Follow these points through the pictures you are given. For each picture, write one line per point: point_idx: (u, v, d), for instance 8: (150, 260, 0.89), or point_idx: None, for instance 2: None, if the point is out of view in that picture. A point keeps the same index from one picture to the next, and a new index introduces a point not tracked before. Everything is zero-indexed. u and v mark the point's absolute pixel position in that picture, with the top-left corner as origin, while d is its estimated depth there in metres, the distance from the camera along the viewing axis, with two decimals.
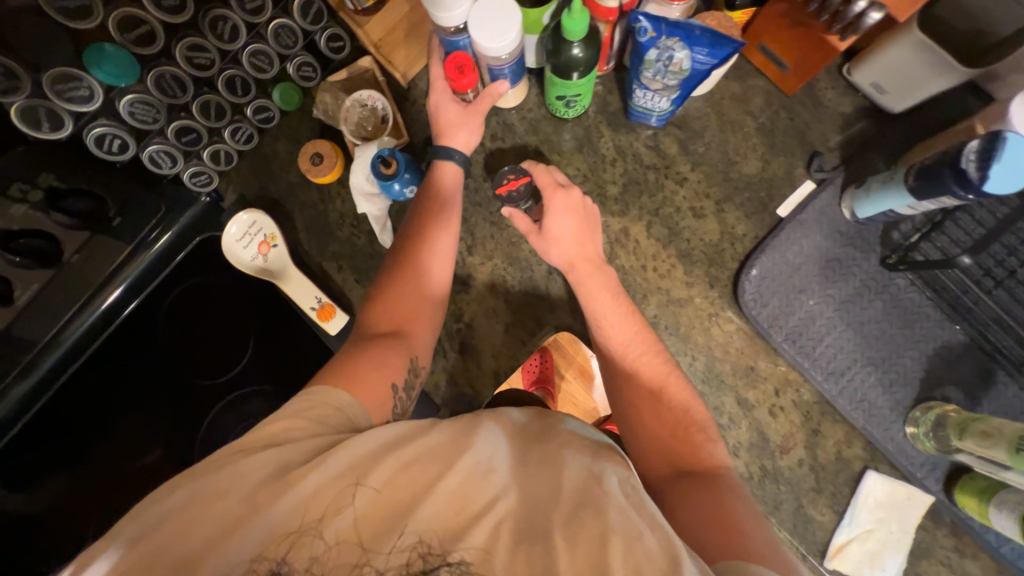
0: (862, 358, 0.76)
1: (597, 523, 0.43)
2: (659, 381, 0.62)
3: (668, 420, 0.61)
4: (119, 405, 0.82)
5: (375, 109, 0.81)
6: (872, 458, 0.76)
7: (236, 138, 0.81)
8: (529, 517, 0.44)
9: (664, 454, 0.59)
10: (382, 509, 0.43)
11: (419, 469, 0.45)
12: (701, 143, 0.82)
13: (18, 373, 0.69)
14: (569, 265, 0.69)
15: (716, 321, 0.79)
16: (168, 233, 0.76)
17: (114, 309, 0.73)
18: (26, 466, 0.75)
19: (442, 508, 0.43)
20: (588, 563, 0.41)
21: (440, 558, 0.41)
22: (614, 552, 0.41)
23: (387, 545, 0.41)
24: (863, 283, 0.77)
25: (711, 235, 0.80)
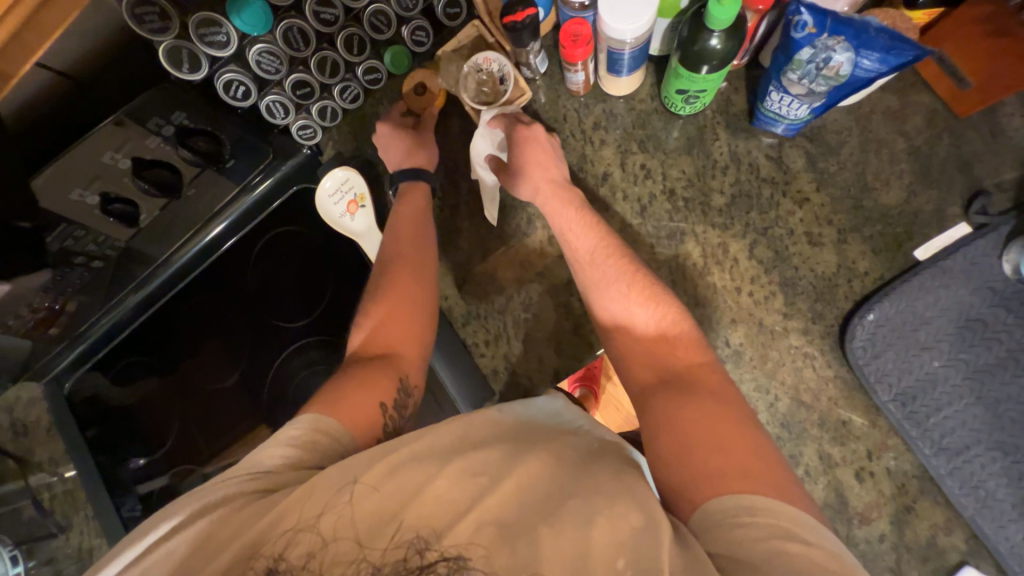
0: (988, 439, 0.65)
1: (581, 512, 0.45)
2: (659, 323, 0.61)
3: (659, 367, 0.59)
4: (201, 328, 0.89)
5: (493, 71, 0.79)
6: (974, 553, 0.66)
7: (344, 96, 0.81)
8: (517, 510, 0.46)
9: (646, 364, 0.59)
10: (379, 498, 0.48)
11: (411, 472, 0.49)
12: (834, 161, 0.71)
13: (135, 285, 0.80)
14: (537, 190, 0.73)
15: (811, 363, 0.71)
16: (268, 179, 0.82)
17: (218, 240, 0.82)
18: (127, 369, 0.86)
19: (429, 506, 0.47)
20: (572, 543, 0.44)
21: (437, 554, 0.44)
22: (597, 531, 0.44)
23: (386, 539, 0.45)
24: (1008, 353, 0.65)
25: (825, 267, 0.71)
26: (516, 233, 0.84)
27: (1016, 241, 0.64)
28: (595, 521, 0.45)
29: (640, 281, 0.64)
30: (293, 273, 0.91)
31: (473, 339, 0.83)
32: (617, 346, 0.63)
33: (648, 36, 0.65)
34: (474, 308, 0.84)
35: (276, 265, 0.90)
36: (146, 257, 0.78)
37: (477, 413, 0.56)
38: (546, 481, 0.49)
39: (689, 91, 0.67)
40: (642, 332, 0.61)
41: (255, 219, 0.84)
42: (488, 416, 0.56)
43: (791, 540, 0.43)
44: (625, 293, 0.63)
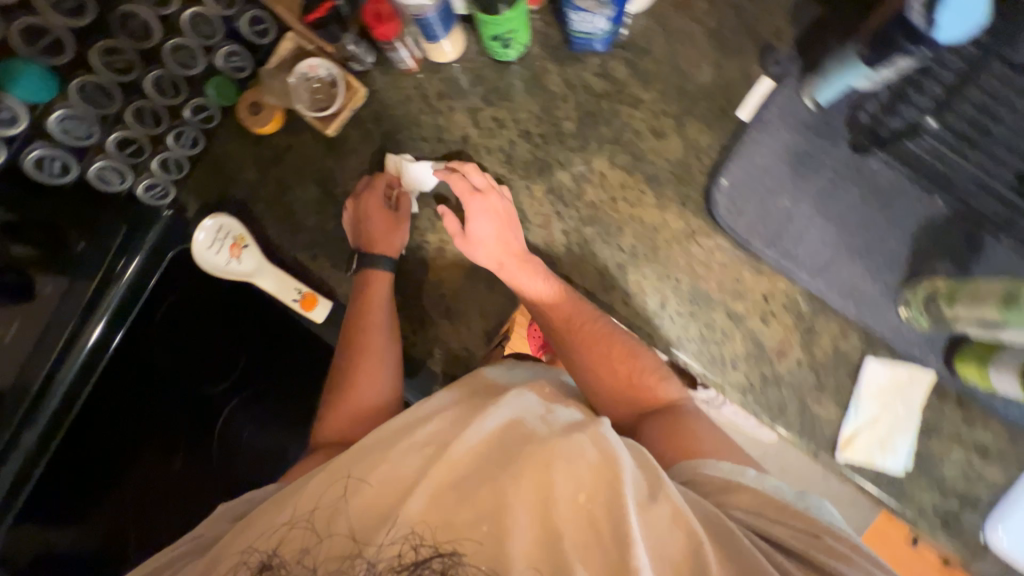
0: (845, 249, 0.74)
1: (538, 463, 0.56)
2: (626, 358, 0.73)
3: (633, 403, 0.72)
4: (129, 434, 0.84)
5: (321, 78, 0.82)
6: (871, 346, 0.75)
7: (182, 143, 0.79)
8: (483, 467, 0.57)
9: (622, 407, 0.73)
10: (370, 499, 0.56)
11: (387, 462, 0.59)
12: (650, 60, 0.79)
13: (25, 420, 0.73)
14: (497, 263, 0.76)
15: (694, 239, 0.78)
16: (135, 258, 0.78)
17: (103, 339, 0.76)
18: (59, 507, 0.77)
19: (405, 484, 0.57)
20: (535, 485, 0.54)
21: (428, 545, 0.52)
22: (553, 474, 0.55)
23: (382, 537, 0.52)
24: (836, 173, 0.74)
25: (675, 153, 0.78)
26: None
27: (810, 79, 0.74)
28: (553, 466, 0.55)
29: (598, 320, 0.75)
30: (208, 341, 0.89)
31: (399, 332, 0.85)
32: (587, 383, 0.74)
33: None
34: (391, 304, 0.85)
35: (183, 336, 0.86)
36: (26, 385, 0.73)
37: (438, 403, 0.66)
38: (508, 440, 0.59)
39: (499, 35, 0.73)
40: (614, 371, 0.73)
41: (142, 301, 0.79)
42: (458, 396, 0.67)
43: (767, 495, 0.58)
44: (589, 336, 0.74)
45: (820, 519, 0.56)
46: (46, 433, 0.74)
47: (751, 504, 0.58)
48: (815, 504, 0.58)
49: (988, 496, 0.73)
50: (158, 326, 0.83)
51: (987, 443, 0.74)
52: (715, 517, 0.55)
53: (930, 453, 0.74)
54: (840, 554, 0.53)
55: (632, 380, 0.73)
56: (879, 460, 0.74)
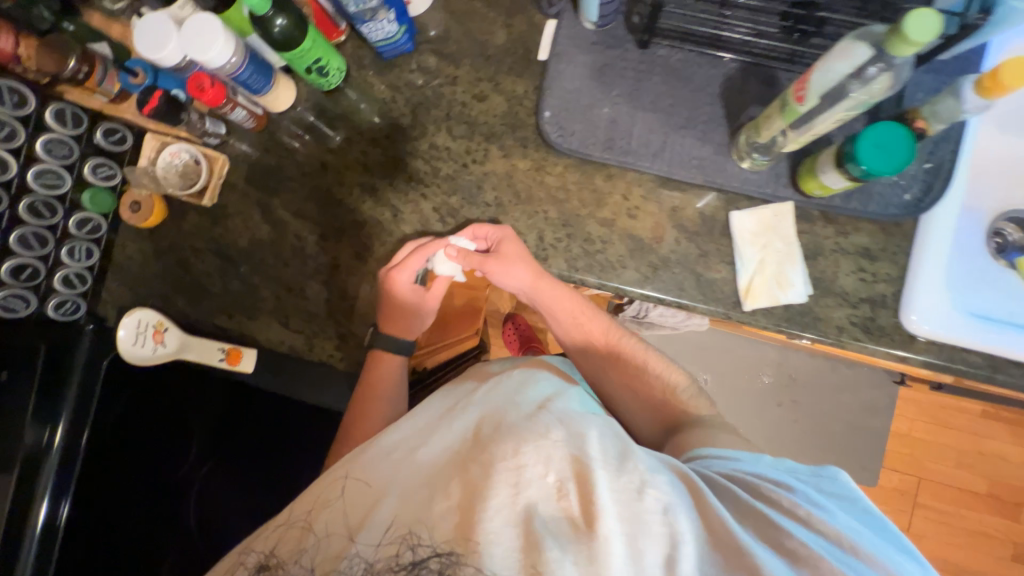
0: (670, 128, 0.82)
1: (512, 440, 0.52)
2: (645, 373, 0.81)
3: (651, 411, 0.79)
4: (127, 528, 0.92)
5: (183, 160, 0.91)
6: (729, 201, 0.81)
7: (77, 257, 0.87)
8: (462, 458, 0.53)
9: (647, 415, 0.80)
10: (362, 498, 0.53)
11: (372, 468, 0.56)
12: (452, 42, 0.90)
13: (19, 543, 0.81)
14: (530, 285, 0.82)
15: (545, 171, 0.85)
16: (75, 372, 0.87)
17: (64, 450, 0.85)
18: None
19: (392, 484, 0.54)
20: (514, 464, 0.50)
21: (428, 546, 0.47)
22: (527, 453, 0.51)
23: (377, 537, 0.49)
24: (635, 70, 0.83)
25: (501, 107, 0.87)
26: (297, 252, 0.92)
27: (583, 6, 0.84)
28: (525, 450, 0.51)
29: (620, 335, 0.85)
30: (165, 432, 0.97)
31: (326, 353, 0.90)
32: (614, 389, 0.83)
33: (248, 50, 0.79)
34: (310, 331, 0.90)
35: (140, 436, 0.94)
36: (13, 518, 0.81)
37: (419, 412, 0.65)
38: (482, 430, 0.56)
39: (311, 64, 0.81)
40: (635, 380, 0.81)
41: (91, 410, 0.88)
42: (423, 414, 0.64)
43: (756, 477, 0.58)
44: (610, 341, 0.85)
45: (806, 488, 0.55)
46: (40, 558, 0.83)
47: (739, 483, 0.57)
48: (809, 478, 0.57)
49: (891, 291, 0.77)
50: (110, 426, 0.90)
51: (867, 244, 0.78)
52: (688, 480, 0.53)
53: (823, 273, 0.78)
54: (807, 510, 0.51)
55: (665, 397, 0.79)
56: (781, 298, 0.77)
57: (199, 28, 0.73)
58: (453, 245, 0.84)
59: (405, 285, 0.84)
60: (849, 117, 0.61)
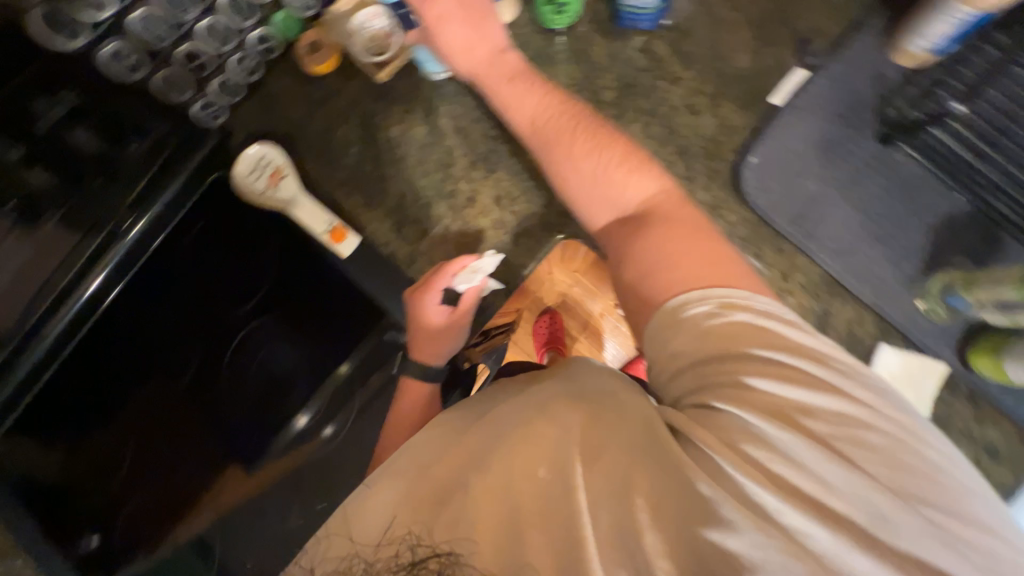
0: (866, 235, 0.77)
1: (518, 445, 0.48)
2: (631, 164, 0.67)
3: (619, 207, 0.66)
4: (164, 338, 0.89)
5: (378, 27, 0.84)
6: (884, 333, 0.76)
7: (242, 69, 0.87)
8: (466, 456, 0.50)
9: (603, 208, 0.67)
10: (377, 501, 0.51)
11: (389, 477, 0.53)
12: (692, 42, 0.83)
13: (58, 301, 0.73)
14: (473, 73, 0.78)
15: (719, 213, 0.80)
16: (178, 178, 0.79)
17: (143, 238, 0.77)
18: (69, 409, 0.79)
19: (400, 490, 0.51)
20: (511, 474, 0.46)
21: (429, 548, 0.46)
22: (526, 455, 0.47)
23: (376, 539, 0.48)
24: (862, 160, 0.78)
25: (708, 129, 0.82)
26: (439, 166, 0.89)
27: (853, 76, 0.79)
28: (525, 446, 0.47)
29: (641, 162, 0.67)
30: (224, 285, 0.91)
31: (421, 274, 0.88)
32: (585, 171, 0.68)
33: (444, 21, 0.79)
34: (417, 247, 0.88)
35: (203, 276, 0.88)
36: (74, 282, 0.73)
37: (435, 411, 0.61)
38: (492, 421, 0.52)
39: None
40: (612, 185, 0.66)
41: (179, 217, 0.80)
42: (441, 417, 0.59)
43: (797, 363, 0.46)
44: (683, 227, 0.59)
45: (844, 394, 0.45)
46: (37, 365, 0.72)
47: (773, 381, 0.45)
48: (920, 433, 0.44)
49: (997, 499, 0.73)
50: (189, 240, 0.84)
51: (996, 443, 0.73)
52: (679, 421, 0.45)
53: None
54: (852, 438, 0.42)
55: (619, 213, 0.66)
56: None
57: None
58: (464, 268, 0.79)
59: (434, 307, 0.78)
60: None
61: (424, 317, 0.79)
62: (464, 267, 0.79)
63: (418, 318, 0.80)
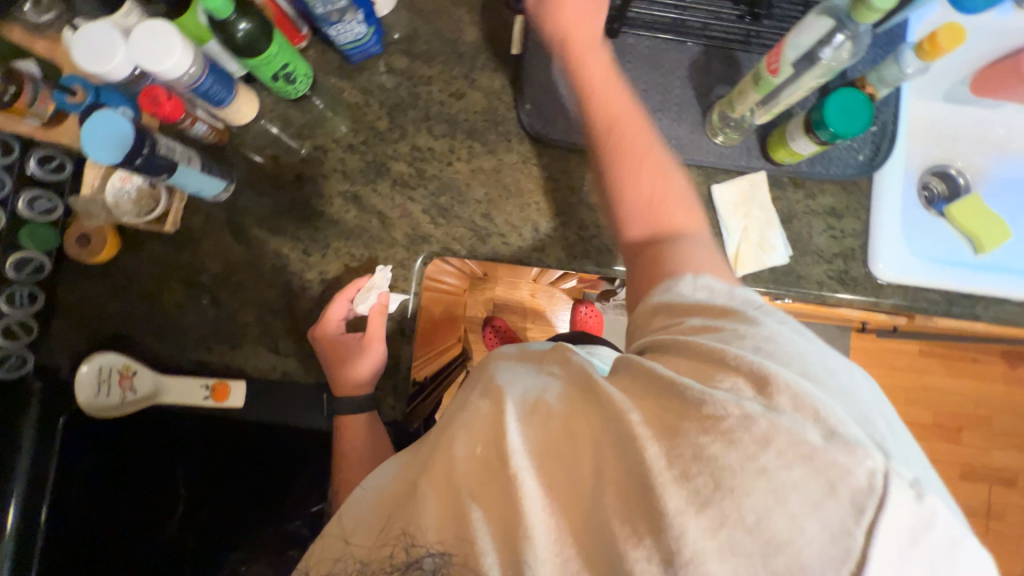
0: (649, 111, 0.85)
1: (468, 426, 0.47)
2: (623, 124, 0.67)
3: (643, 143, 0.67)
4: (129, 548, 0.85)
5: (137, 185, 0.82)
6: (710, 175, 0.85)
7: (20, 304, 0.79)
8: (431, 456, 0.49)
9: (636, 130, 0.67)
10: (375, 517, 0.50)
11: (381, 492, 0.53)
12: (421, 43, 0.88)
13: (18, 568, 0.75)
14: None
15: (532, 163, 0.86)
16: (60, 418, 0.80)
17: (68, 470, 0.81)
18: None
19: (387, 496, 0.51)
20: (480, 454, 0.44)
21: (423, 548, 0.43)
22: (479, 429, 0.46)
23: (372, 539, 0.48)
24: (607, 57, 0.86)
25: (480, 103, 0.87)
26: (277, 271, 0.86)
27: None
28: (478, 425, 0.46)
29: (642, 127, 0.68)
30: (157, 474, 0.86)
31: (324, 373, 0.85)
32: (621, 107, 0.68)
33: (192, 154, 0.77)
34: (303, 354, 0.84)
35: (131, 479, 0.85)
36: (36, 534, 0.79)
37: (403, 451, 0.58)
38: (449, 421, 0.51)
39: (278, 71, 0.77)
40: (624, 124, 0.67)
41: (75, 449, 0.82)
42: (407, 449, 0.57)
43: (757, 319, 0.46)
44: (634, 147, 0.66)
45: (810, 353, 0.43)
46: None
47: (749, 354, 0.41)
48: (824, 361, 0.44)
49: (860, 244, 0.84)
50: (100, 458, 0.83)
51: (833, 204, 0.85)
52: (633, 360, 0.46)
53: (799, 234, 0.85)
54: (771, 353, 0.42)
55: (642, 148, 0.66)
56: (766, 261, 0.82)
57: (152, 37, 0.67)
58: (362, 287, 0.82)
59: (342, 337, 0.80)
60: (818, 84, 0.68)
61: (339, 350, 0.79)
62: (360, 288, 0.81)
63: (331, 351, 0.79)
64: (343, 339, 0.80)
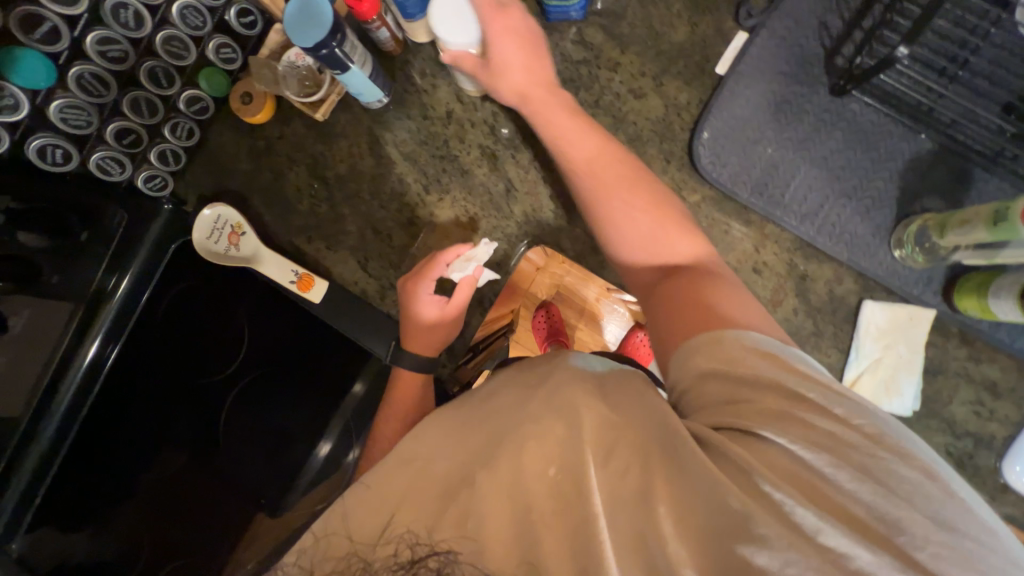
0: (833, 191, 0.74)
1: (518, 428, 0.38)
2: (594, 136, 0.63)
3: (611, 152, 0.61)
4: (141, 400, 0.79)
5: (310, 66, 0.82)
6: (866, 288, 0.75)
7: (177, 135, 0.84)
8: (467, 446, 0.40)
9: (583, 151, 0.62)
10: (381, 495, 0.38)
11: (398, 464, 0.41)
12: (625, 24, 0.81)
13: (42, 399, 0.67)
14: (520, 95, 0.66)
15: (681, 195, 0.79)
16: (129, 271, 0.73)
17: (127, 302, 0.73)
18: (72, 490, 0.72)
19: (411, 476, 0.39)
20: (538, 467, 0.36)
21: (430, 547, 0.34)
22: (532, 441, 0.37)
23: (373, 535, 0.36)
24: (817, 116, 0.75)
25: (656, 111, 0.80)
26: (394, 196, 0.87)
27: (796, 31, 0.76)
28: (532, 434, 0.37)
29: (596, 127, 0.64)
30: (201, 334, 0.86)
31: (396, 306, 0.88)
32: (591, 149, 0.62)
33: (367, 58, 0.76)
34: (386, 280, 0.88)
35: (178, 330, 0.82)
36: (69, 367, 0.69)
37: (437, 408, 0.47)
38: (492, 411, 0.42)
39: None
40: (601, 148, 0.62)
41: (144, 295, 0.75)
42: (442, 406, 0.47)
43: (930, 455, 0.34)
44: (615, 185, 0.59)
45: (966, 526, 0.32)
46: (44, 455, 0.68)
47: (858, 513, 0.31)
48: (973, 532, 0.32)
49: (1003, 436, 0.72)
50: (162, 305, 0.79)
51: (995, 378, 0.72)
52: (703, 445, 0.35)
53: (937, 393, 0.73)
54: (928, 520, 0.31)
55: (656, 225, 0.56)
56: (884, 404, 0.72)
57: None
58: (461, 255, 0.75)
59: (427, 298, 0.75)
60: None
61: (421, 309, 0.75)
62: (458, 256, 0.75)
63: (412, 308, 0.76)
64: (428, 300, 0.75)
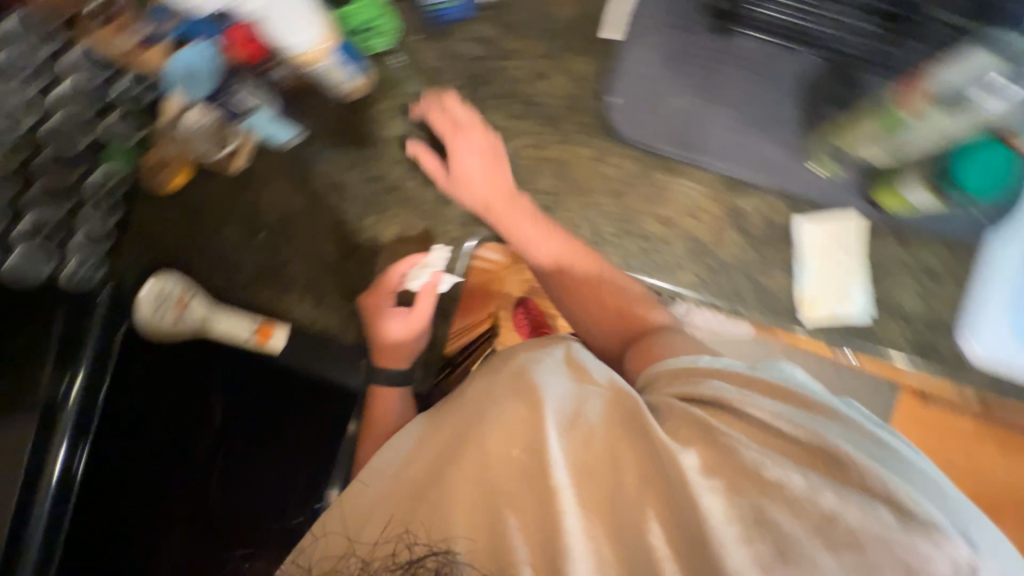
0: (742, 125, 0.78)
1: (478, 426, 0.44)
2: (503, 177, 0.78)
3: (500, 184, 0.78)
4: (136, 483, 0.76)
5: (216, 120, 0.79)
6: (796, 208, 0.78)
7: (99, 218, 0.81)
8: (435, 450, 0.46)
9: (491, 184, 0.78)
10: (380, 505, 0.45)
11: (382, 478, 0.48)
12: (512, 13, 0.83)
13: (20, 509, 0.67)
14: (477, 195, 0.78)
15: (605, 162, 0.81)
16: (81, 368, 0.74)
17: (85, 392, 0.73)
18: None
19: (399, 483, 0.46)
20: (504, 456, 0.41)
21: (425, 546, 0.40)
22: (491, 432, 0.43)
23: (374, 539, 0.43)
24: (710, 58, 0.78)
25: (562, 88, 0.82)
26: (332, 228, 0.87)
27: None
28: (492, 423, 0.43)
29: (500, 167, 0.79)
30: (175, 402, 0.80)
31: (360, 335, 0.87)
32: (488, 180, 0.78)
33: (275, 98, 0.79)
34: (345, 312, 0.87)
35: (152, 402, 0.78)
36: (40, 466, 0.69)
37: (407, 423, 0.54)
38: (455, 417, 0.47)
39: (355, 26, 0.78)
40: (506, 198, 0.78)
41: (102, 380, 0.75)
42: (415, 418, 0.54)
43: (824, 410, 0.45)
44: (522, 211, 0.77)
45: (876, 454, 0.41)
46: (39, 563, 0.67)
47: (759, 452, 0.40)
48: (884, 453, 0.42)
49: (949, 313, 0.76)
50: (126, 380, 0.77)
51: (930, 262, 0.76)
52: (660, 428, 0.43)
53: (884, 289, 0.77)
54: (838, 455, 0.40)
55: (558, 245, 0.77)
56: (838, 311, 0.76)
57: (287, 4, 0.64)
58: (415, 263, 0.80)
59: (390, 314, 0.79)
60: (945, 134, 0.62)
61: (387, 325, 0.79)
62: (412, 265, 0.80)
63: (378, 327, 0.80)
64: (392, 313, 0.79)
